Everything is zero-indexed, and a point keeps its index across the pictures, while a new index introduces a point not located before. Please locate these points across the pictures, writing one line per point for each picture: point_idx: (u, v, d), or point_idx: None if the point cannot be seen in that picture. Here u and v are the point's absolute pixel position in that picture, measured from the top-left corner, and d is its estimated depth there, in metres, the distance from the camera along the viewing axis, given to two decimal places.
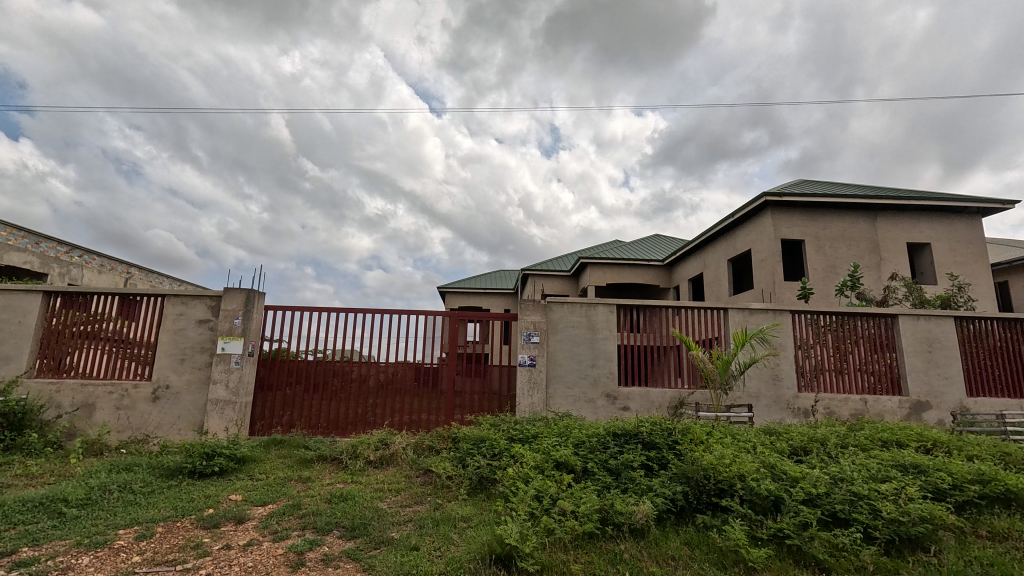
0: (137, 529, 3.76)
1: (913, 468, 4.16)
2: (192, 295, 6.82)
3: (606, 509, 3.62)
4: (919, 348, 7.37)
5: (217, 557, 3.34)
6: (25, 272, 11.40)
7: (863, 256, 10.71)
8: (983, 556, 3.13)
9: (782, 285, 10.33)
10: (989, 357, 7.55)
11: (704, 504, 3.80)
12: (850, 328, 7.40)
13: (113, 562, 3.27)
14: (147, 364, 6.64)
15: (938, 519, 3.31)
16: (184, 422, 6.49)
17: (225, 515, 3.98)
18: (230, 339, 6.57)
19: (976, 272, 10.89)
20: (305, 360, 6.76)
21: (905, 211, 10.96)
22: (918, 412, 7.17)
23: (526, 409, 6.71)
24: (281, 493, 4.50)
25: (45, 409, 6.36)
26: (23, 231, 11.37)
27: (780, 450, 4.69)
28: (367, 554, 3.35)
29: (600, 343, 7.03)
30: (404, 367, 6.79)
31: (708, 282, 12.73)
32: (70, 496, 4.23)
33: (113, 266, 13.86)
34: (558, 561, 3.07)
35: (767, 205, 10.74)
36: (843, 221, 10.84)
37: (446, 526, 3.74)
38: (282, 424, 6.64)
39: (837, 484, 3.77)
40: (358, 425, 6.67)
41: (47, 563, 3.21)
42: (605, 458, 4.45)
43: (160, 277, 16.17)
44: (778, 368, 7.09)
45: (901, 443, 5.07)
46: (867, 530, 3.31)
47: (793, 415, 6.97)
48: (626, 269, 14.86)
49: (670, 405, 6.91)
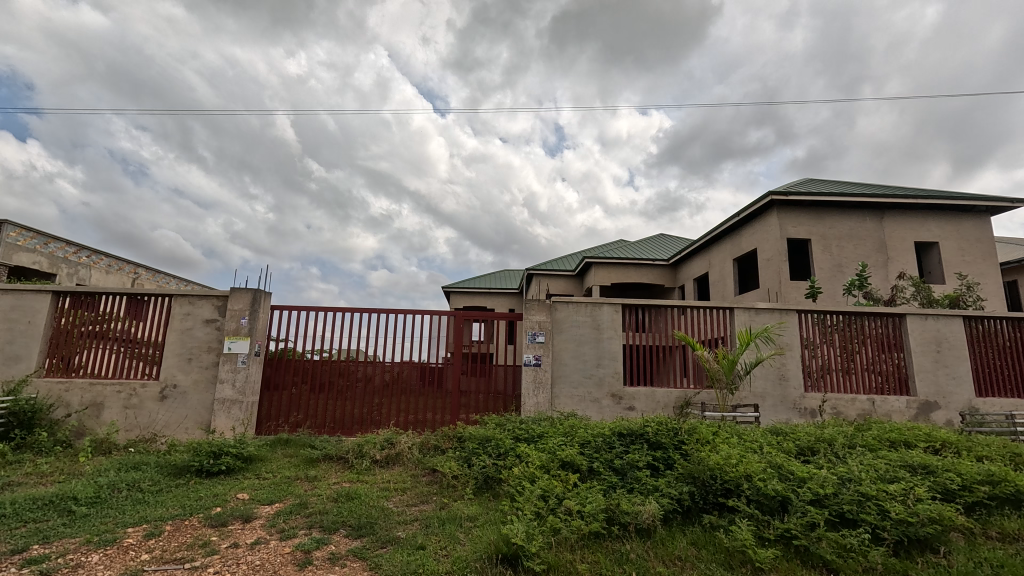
0: (145, 527, 3.79)
1: (922, 469, 4.14)
2: (200, 295, 6.86)
3: (611, 509, 3.61)
4: (927, 348, 7.31)
5: (225, 556, 3.35)
6: (35, 272, 11.51)
7: (870, 256, 10.64)
8: (993, 558, 3.11)
9: (789, 285, 10.25)
10: (998, 357, 7.48)
11: (710, 504, 3.80)
12: (858, 328, 7.34)
13: (122, 560, 3.29)
14: (154, 363, 6.69)
15: (947, 520, 3.29)
16: (192, 421, 6.53)
17: (233, 514, 4.00)
18: (236, 339, 6.60)
19: (984, 271, 10.79)
20: (310, 360, 6.78)
21: (913, 210, 10.89)
22: (926, 413, 7.11)
23: (531, 408, 6.71)
24: (288, 492, 4.53)
25: (54, 408, 6.41)
26: (32, 231, 11.44)
27: (787, 450, 4.67)
28: (373, 552, 3.37)
29: (605, 343, 7.01)
30: (409, 367, 6.79)
31: (714, 282, 12.67)
32: (80, 495, 4.26)
33: (121, 266, 13.95)
34: (565, 561, 3.07)
35: (772, 205, 10.69)
36: (849, 221, 10.77)
37: (452, 525, 3.74)
38: (289, 423, 6.68)
39: (845, 484, 3.74)
40: (363, 424, 6.69)
41: (58, 561, 3.24)
42: (610, 458, 4.45)
43: (166, 277, 16.27)
44: (784, 368, 7.05)
45: (909, 443, 5.04)
46: (875, 531, 3.29)
47: (800, 416, 6.94)
48: (631, 269, 14.82)
49: (676, 405, 6.89)
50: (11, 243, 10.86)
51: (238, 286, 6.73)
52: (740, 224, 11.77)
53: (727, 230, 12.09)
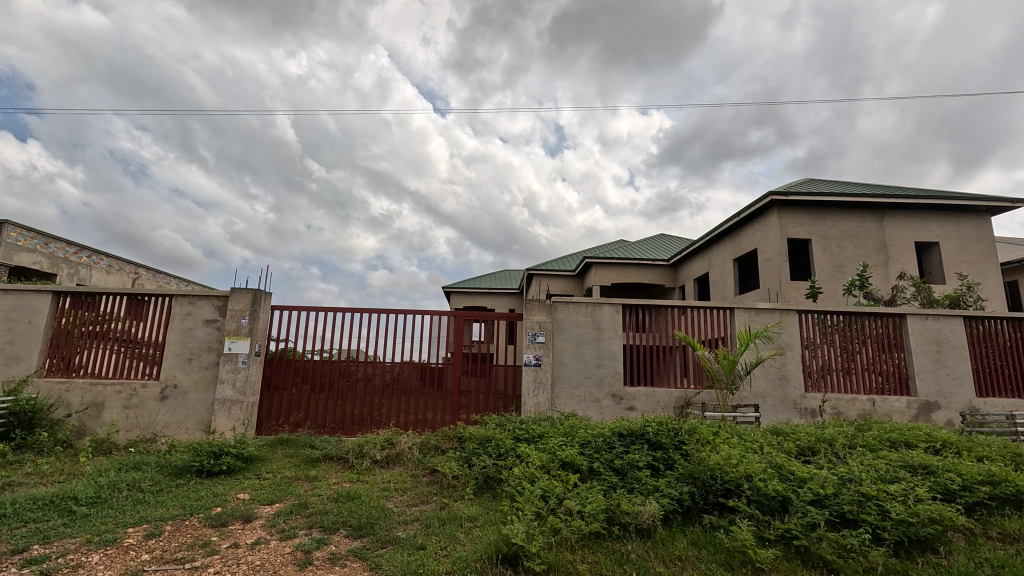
0: (145, 527, 3.79)
1: (922, 469, 4.14)
2: (200, 295, 6.86)
3: (611, 509, 3.61)
4: (928, 348, 7.31)
5: (225, 556, 3.35)
6: (35, 272, 11.52)
7: (871, 256, 10.63)
8: (993, 558, 3.10)
9: (789, 285, 10.25)
10: (999, 357, 7.48)
11: (711, 504, 3.80)
12: (858, 328, 7.34)
13: (122, 560, 3.29)
14: (155, 364, 6.69)
15: (947, 520, 3.29)
16: (192, 421, 6.53)
17: (233, 514, 4.00)
18: (236, 339, 6.61)
19: (985, 271, 10.78)
20: (311, 360, 6.78)
21: (913, 210, 10.88)
22: (927, 412, 7.11)
23: (532, 409, 6.71)
24: (288, 492, 4.52)
25: (55, 408, 6.41)
26: (33, 231, 11.45)
27: (787, 450, 4.68)
28: (374, 553, 3.37)
29: (605, 343, 7.01)
30: (409, 367, 6.79)
31: (714, 282, 12.66)
32: (80, 495, 4.26)
33: (122, 266, 13.96)
34: (565, 561, 3.07)
35: (773, 205, 10.68)
36: (850, 221, 10.76)
37: (452, 525, 3.75)
38: (289, 423, 6.68)
39: (845, 484, 3.74)
40: (363, 424, 6.70)
41: (58, 561, 3.24)
42: (611, 458, 4.45)
43: (167, 277, 16.28)
44: (785, 368, 7.05)
45: (909, 443, 5.04)
46: (875, 531, 3.29)
47: (800, 416, 6.94)
48: (631, 269, 14.83)
49: (676, 405, 6.89)
50: (11, 243, 10.87)
51: (238, 286, 6.73)
52: (740, 224, 11.77)
53: (728, 230, 12.09)
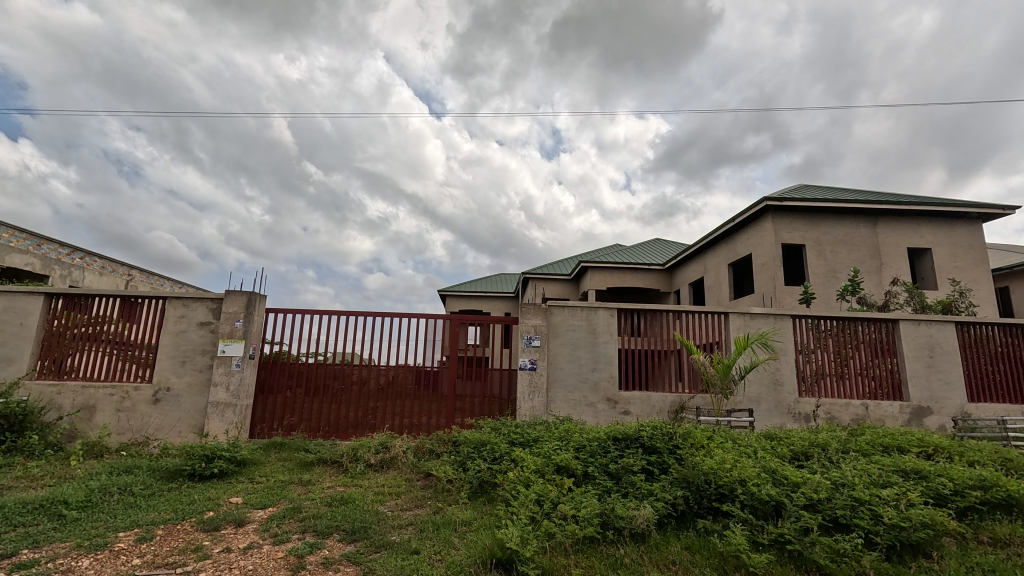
0: (137, 532, 3.75)
1: (914, 473, 4.16)
2: (195, 297, 6.83)
3: (606, 514, 3.61)
4: (920, 353, 7.36)
5: (217, 560, 3.33)
6: (27, 273, 11.43)
7: (864, 261, 10.72)
8: (984, 562, 3.13)
9: (783, 290, 10.31)
10: (990, 363, 7.54)
11: (704, 508, 3.81)
12: (851, 332, 7.39)
13: (113, 565, 3.26)
14: (147, 366, 6.65)
15: (939, 525, 3.32)
16: (185, 424, 6.49)
17: (225, 518, 3.98)
18: (230, 341, 6.58)
19: (976, 277, 10.87)
20: (305, 363, 6.76)
21: (907, 216, 10.96)
22: (918, 417, 7.16)
23: (526, 412, 6.71)
24: (280, 496, 4.50)
25: (46, 411, 6.36)
26: (25, 232, 11.44)
27: (781, 454, 4.69)
28: (367, 557, 3.36)
29: (600, 347, 7.03)
30: (404, 370, 6.78)
31: (709, 287, 12.72)
32: (71, 498, 4.22)
33: (115, 267, 13.88)
34: (559, 565, 3.07)
35: (767, 210, 10.73)
36: (843, 226, 10.85)
37: (447, 530, 3.74)
38: (283, 427, 6.63)
39: (838, 489, 3.75)
40: (358, 428, 6.67)
41: (47, 565, 3.20)
42: (605, 462, 4.45)
43: (160, 279, 16.23)
44: (779, 373, 7.09)
45: (903, 448, 5.07)
46: (868, 535, 3.30)
47: (794, 420, 6.97)
48: (626, 274, 14.90)
49: (671, 409, 6.92)
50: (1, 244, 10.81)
51: (233, 289, 6.71)
52: (735, 229, 11.80)
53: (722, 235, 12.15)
